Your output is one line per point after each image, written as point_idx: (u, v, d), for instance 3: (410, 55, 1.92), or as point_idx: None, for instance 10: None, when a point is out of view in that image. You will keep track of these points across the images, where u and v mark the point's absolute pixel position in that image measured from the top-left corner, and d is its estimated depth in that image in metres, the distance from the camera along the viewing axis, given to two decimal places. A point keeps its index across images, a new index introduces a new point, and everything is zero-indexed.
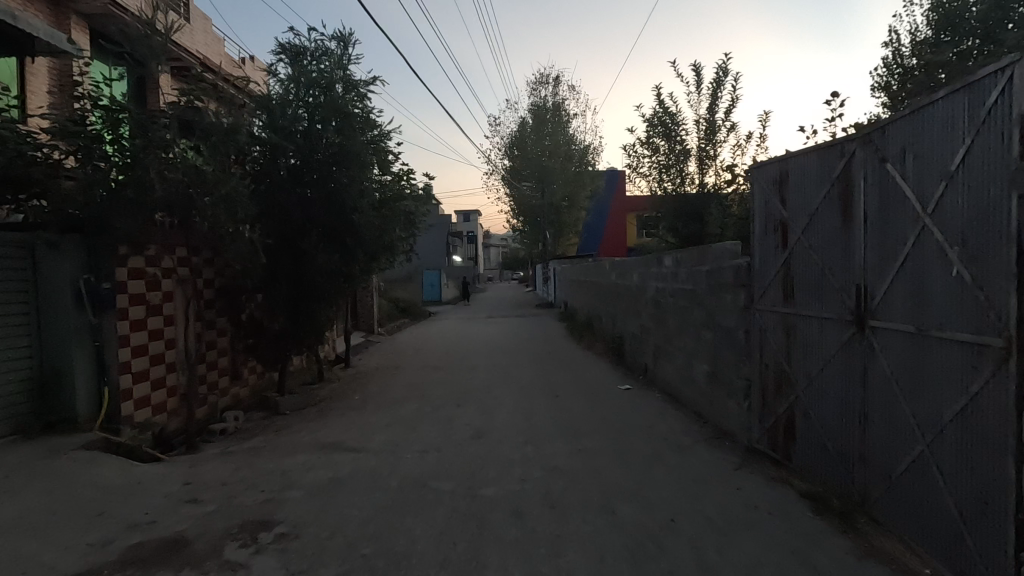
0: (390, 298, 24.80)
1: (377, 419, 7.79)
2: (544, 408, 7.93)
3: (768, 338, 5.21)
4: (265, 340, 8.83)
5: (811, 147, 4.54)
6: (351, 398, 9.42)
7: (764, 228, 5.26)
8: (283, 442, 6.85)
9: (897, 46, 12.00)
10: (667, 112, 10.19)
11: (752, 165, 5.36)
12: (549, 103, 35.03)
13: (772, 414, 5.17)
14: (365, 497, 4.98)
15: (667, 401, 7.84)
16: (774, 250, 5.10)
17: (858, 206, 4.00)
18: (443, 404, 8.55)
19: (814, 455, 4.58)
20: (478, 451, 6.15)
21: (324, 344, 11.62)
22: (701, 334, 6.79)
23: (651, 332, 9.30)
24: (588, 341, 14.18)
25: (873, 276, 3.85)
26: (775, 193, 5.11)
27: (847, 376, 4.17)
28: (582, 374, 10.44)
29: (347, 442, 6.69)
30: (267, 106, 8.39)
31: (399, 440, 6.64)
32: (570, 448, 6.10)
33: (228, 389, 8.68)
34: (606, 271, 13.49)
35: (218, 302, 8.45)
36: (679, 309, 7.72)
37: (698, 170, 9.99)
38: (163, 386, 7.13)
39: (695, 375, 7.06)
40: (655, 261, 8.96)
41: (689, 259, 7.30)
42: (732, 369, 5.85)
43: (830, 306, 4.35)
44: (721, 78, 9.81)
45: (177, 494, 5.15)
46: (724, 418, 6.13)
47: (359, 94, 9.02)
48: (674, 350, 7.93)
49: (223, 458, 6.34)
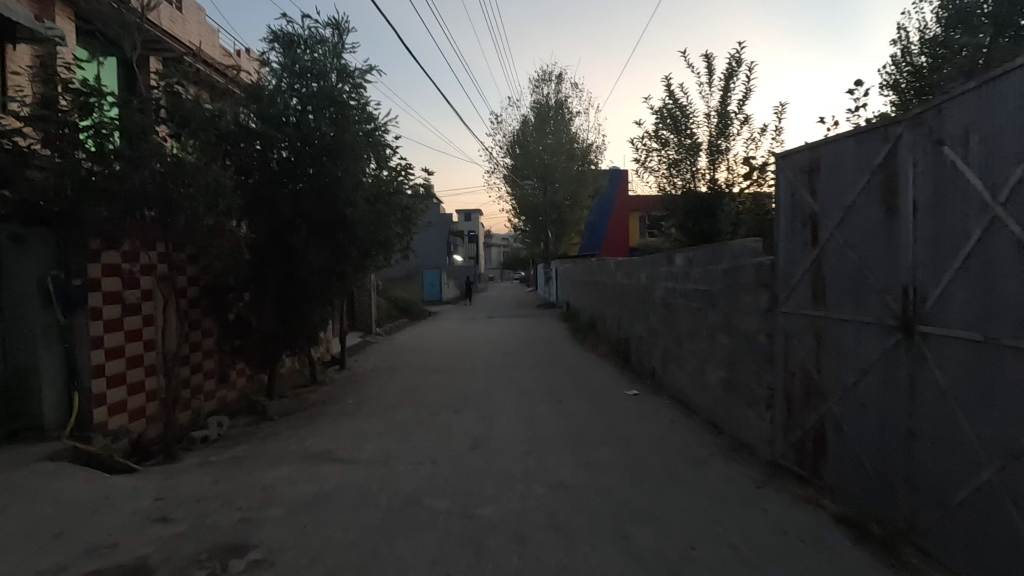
0: (389, 298, 24.34)
1: (370, 426, 7.35)
2: (547, 416, 7.47)
3: (794, 343, 4.75)
4: (253, 341, 8.36)
5: (847, 131, 4.08)
6: (344, 402, 8.99)
7: (790, 223, 4.80)
8: (269, 450, 6.41)
9: (903, 43, 11.72)
10: (677, 104, 9.71)
11: (776, 154, 4.90)
12: (552, 100, 34.54)
13: (797, 427, 4.71)
14: (352, 516, 4.53)
15: (678, 409, 7.37)
16: (801, 247, 4.63)
17: (905, 196, 3.56)
18: (441, 410, 8.12)
19: (849, 474, 4.13)
20: (476, 464, 5.69)
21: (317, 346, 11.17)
22: (716, 338, 6.34)
23: (659, 334, 8.84)
24: (591, 343, 13.75)
25: (925, 275, 3.40)
26: (801, 185, 4.65)
27: (889, 388, 3.72)
28: (586, 378, 9.98)
29: (336, 452, 6.24)
30: (255, 94, 7.94)
31: (392, 451, 6.18)
32: (575, 461, 5.65)
33: (214, 393, 8.25)
34: (611, 270, 13.02)
35: (202, 302, 7.98)
36: (691, 311, 7.25)
37: (710, 165, 9.52)
38: (142, 390, 6.69)
39: (710, 382, 6.58)
40: (665, 259, 8.50)
41: (703, 257, 6.83)
42: (753, 376, 5.38)
43: (869, 308, 3.88)
44: (734, 68, 9.35)
45: (147, 511, 4.71)
46: (742, 429, 5.66)
47: (353, 82, 8.57)
48: (686, 355, 7.44)
49: (202, 469, 5.89)
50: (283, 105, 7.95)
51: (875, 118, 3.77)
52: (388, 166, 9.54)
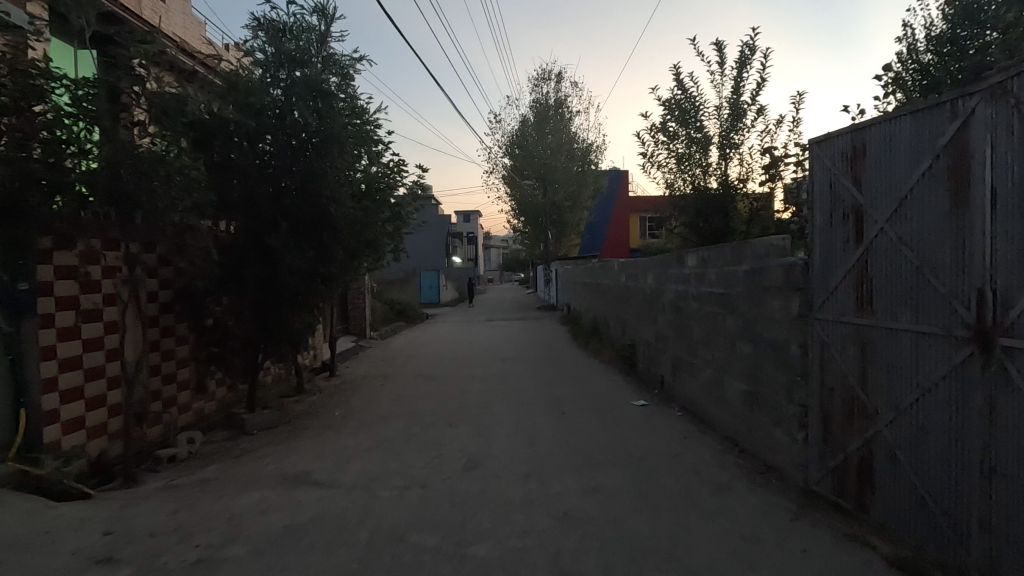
0: (386, 301, 23.76)
1: (356, 442, 6.74)
2: (549, 431, 6.86)
3: (832, 355, 4.15)
4: (231, 349, 7.75)
5: (903, 108, 3.47)
6: (331, 413, 8.38)
7: (827, 218, 4.19)
8: (242, 471, 5.79)
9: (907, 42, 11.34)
10: (686, 95, 9.11)
11: (810, 139, 4.29)
12: (552, 100, 33.99)
13: (836, 451, 4.11)
14: (326, 556, 3.92)
15: (691, 423, 6.77)
16: (842, 246, 4.02)
17: (981, 182, 2.97)
18: (434, 423, 7.51)
19: (905, 511, 3.53)
20: (470, 489, 5.08)
21: (304, 352, 10.57)
22: (736, 346, 5.74)
23: (669, 341, 8.24)
24: (595, 348, 13.17)
25: (1009, 277, 2.81)
26: (842, 173, 4.04)
27: (960, 412, 3.11)
28: (590, 387, 9.37)
29: (316, 473, 5.63)
30: (233, 82, 7.33)
31: (378, 472, 5.57)
32: (582, 486, 5.04)
33: (190, 405, 7.64)
34: (614, 271, 12.42)
35: (175, 307, 7.37)
36: (706, 316, 6.66)
37: (721, 160, 8.93)
38: (103, 405, 6.06)
39: (728, 396, 5.98)
40: (675, 259, 7.91)
41: (719, 258, 6.22)
42: (781, 391, 4.78)
43: (932, 316, 3.29)
44: (746, 56, 8.75)
45: (91, 550, 4.09)
46: (769, 450, 5.06)
47: (339, 71, 7.96)
48: (701, 364, 6.84)
49: (164, 494, 5.27)
50: (263, 94, 7.35)
51: (941, 92, 3.18)
52: (378, 161, 8.92)
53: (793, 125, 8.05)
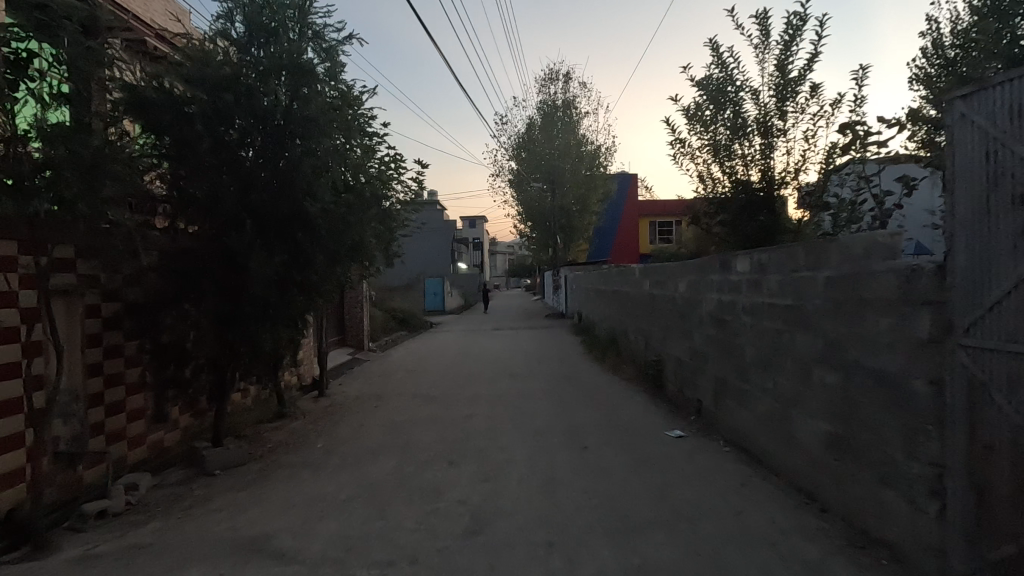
0: (387, 309, 22.62)
1: (335, 489, 5.52)
2: (571, 475, 5.62)
3: (989, 401, 2.89)
4: (192, 371, 6.57)
5: None
6: (312, 445, 7.17)
7: (984, 204, 2.94)
8: (186, 534, 4.58)
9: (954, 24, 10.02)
10: (724, 74, 7.86)
11: (957, 93, 3.09)
12: (559, 100, 32.88)
13: (1003, 541, 2.84)
14: None
15: (745, 465, 5.51)
16: (1013, 242, 2.78)
17: None
18: (432, 461, 6.29)
19: None
20: (473, 568, 3.85)
21: (288, 371, 9.39)
22: (814, 376, 4.49)
23: (710, 361, 6.97)
24: (613, 363, 11.92)
25: None
26: (1012, 139, 2.79)
27: None
28: (613, 412, 8.13)
29: (277, 538, 4.42)
30: (192, 55, 6.19)
31: (355, 538, 4.34)
32: (623, 565, 3.79)
33: (144, 437, 6.46)
34: (636, 278, 11.17)
35: (123, 323, 6.19)
36: (764, 335, 5.43)
37: (766, 148, 7.70)
38: (18, 448, 4.85)
39: (800, 436, 4.73)
40: (718, 264, 6.67)
41: (785, 262, 4.97)
42: (896, 442, 3.52)
43: None
44: (796, 27, 7.48)
45: None
46: (872, 518, 3.79)
47: (318, 45, 6.78)
48: (758, 393, 5.58)
49: (78, 568, 4.07)
50: (229, 69, 6.18)
51: None
52: (368, 153, 7.73)
53: (854, 107, 6.82)
